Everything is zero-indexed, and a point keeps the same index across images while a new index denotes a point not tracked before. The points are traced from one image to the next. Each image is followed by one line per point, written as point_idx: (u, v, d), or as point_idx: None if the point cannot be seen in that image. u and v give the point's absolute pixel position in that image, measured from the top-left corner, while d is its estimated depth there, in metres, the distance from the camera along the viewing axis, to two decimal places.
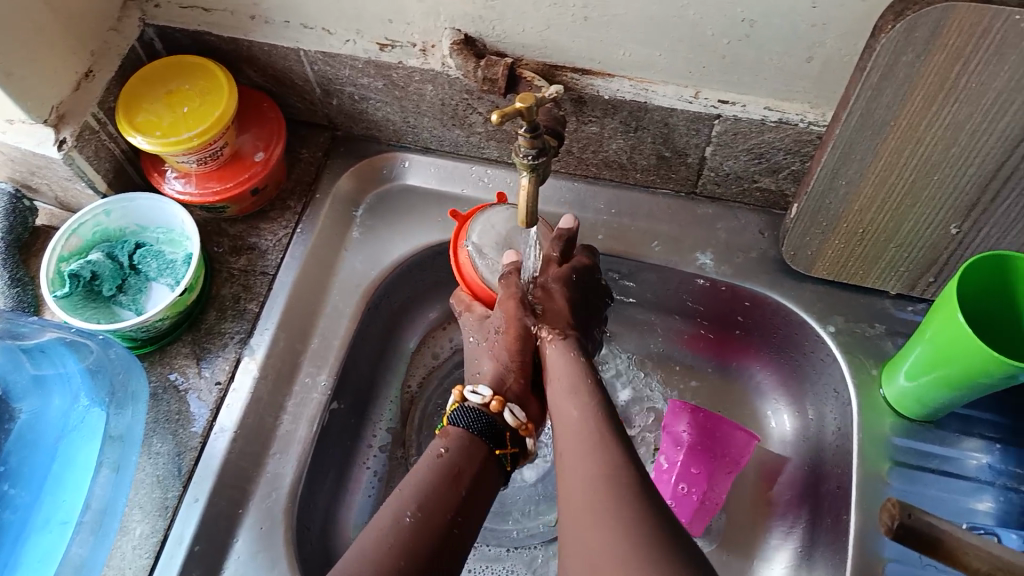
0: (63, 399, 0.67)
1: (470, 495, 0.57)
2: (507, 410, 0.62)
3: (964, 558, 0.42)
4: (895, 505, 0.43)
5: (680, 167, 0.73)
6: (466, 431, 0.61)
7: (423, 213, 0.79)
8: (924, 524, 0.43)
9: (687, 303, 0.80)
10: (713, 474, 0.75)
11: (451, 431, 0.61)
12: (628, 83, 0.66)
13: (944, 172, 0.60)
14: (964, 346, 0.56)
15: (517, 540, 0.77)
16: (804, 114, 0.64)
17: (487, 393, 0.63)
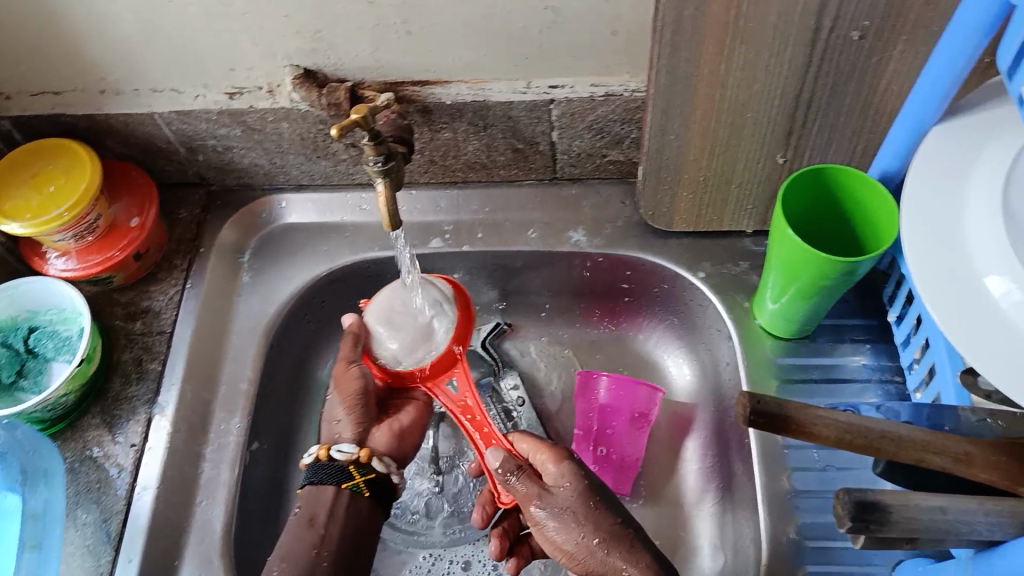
0: None
1: (328, 532, 0.65)
2: (333, 450, 0.69)
3: (815, 428, 0.47)
4: (744, 396, 0.47)
5: (536, 156, 0.78)
6: (312, 484, 0.68)
7: (307, 246, 0.83)
8: (775, 407, 0.47)
9: (574, 282, 0.85)
10: (626, 431, 0.82)
11: (302, 490, 0.68)
12: (464, 86, 0.71)
13: (755, 109, 0.66)
14: (799, 254, 0.62)
15: (472, 535, 0.80)
16: (625, 84, 0.70)
17: (313, 449, 0.70)
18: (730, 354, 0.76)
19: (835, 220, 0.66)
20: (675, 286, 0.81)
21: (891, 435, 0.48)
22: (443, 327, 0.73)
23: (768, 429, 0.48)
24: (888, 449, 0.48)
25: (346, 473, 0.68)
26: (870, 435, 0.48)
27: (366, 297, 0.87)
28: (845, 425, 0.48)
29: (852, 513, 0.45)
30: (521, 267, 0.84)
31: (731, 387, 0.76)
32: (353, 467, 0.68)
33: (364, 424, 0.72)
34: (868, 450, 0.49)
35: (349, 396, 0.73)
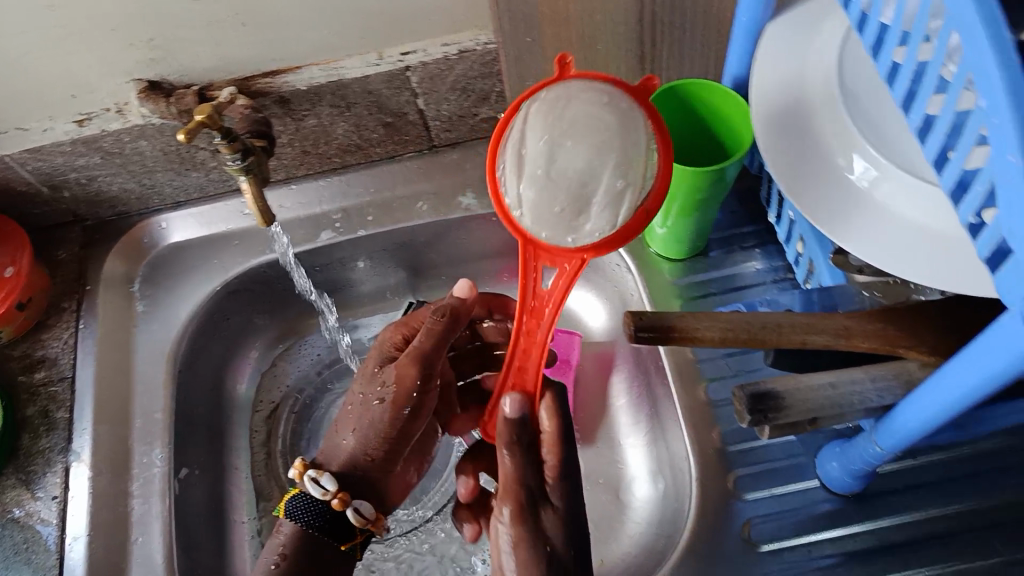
0: None
1: None
2: (349, 506, 0.60)
3: (698, 333, 0.50)
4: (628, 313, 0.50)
5: (408, 127, 0.78)
6: (300, 525, 0.60)
7: (199, 262, 0.81)
8: (655, 318, 0.50)
9: (476, 245, 0.86)
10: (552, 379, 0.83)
11: (286, 527, 0.61)
12: (317, 69, 0.70)
13: (604, 39, 0.67)
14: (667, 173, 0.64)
15: (441, 500, 0.81)
16: (476, 38, 0.70)
17: (329, 486, 0.60)
18: (634, 285, 0.78)
19: (700, 135, 0.68)
20: None
21: (771, 324, 0.51)
22: (602, 218, 0.54)
23: (653, 341, 0.50)
24: (771, 337, 0.50)
25: (352, 532, 0.62)
26: (751, 327, 0.50)
27: (271, 302, 0.86)
28: (724, 324, 0.50)
29: (749, 405, 0.49)
30: (420, 242, 0.83)
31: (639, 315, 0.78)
32: (357, 528, 0.62)
33: (404, 439, 0.63)
34: (754, 343, 0.50)
35: (401, 405, 0.61)
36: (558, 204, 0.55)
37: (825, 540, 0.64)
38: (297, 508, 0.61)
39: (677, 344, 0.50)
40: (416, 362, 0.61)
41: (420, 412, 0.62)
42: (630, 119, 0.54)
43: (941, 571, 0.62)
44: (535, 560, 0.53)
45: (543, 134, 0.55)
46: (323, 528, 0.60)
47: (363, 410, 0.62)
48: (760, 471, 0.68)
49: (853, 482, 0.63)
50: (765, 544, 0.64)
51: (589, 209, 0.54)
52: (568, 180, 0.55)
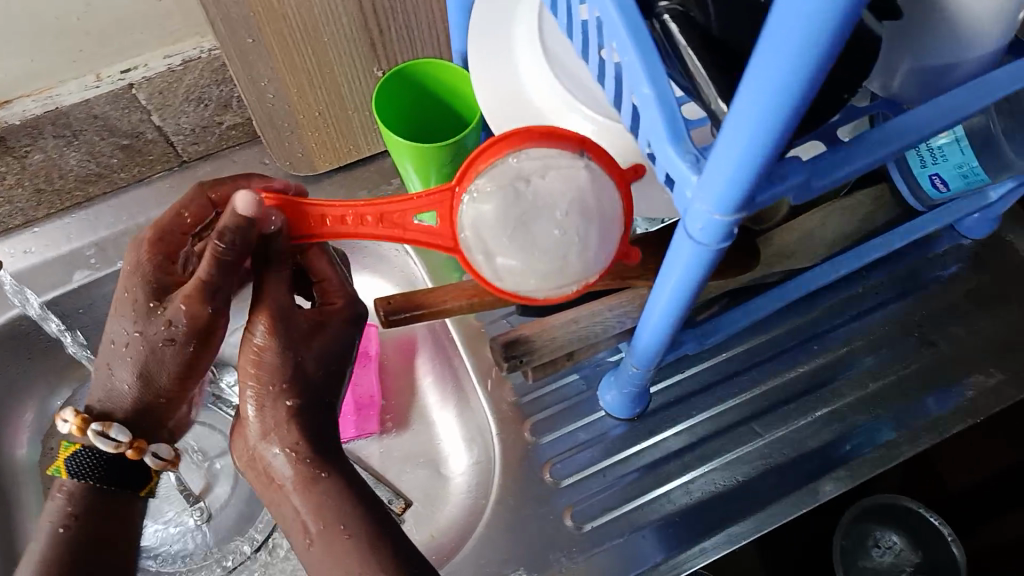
0: None
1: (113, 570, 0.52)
2: (146, 453, 0.53)
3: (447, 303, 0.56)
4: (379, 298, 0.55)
5: (150, 147, 0.75)
6: (82, 480, 0.53)
7: None
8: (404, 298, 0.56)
9: None
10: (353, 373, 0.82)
11: (68, 488, 0.53)
12: (30, 99, 0.70)
13: (329, 31, 0.67)
14: (412, 156, 0.66)
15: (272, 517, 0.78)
16: (197, 45, 0.73)
17: (122, 436, 0.52)
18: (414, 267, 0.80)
19: (435, 114, 0.71)
20: None
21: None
22: (505, 259, 0.51)
23: (409, 319, 0.56)
24: (513, 294, 0.57)
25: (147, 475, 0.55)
26: (493, 290, 0.57)
27: (35, 358, 0.79)
28: (470, 291, 0.56)
29: (501, 355, 0.56)
30: None
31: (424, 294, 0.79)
32: (155, 471, 0.55)
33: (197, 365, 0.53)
34: (499, 302, 0.57)
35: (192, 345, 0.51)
36: (496, 235, 0.50)
37: (617, 463, 0.71)
38: (79, 462, 0.52)
39: (431, 317, 0.57)
40: (175, 253, 0.54)
41: (215, 332, 0.51)
42: (581, 185, 0.49)
43: (715, 465, 0.70)
44: (276, 382, 0.50)
45: (492, 181, 0.49)
46: (109, 476, 0.53)
47: (124, 347, 0.52)
48: (553, 415, 0.73)
49: (630, 405, 0.70)
50: (565, 480, 0.70)
51: (495, 258, 0.51)
52: (500, 214, 0.50)
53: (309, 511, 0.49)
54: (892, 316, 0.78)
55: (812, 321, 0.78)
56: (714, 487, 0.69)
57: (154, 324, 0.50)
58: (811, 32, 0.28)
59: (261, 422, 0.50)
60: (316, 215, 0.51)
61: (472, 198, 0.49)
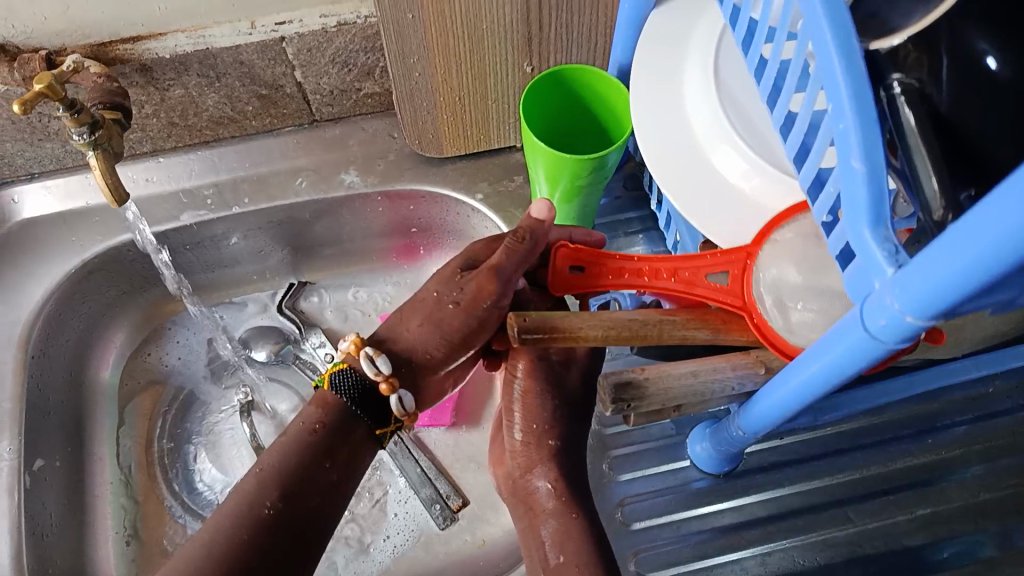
0: None
1: (340, 478, 0.55)
2: (395, 394, 0.56)
3: (581, 332, 0.52)
4: (512, 317, 0.51)
5: (285, 100, 0.74)
6: (342, 398, 0.56)
7: (53, 242, 0.74)
8: (539, 319, 0.51)
9: (360, 223, 0.84)
10: None
11: (328, 400, 0.56)
12: (182, 36, 0.65)
13: (489, 18, 0.65)
14: (549, 161, 0.63)
15: None
16: (357, 10, 0.67)
17: (382, 368, 0.56)
18: None
19: (577, 119, 0.68)
20: (458, 210, 0.81)
21: (652, 321, 0.53)
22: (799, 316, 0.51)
23: (540, 341, 0.51)
24: (651, 333, 0.53)
25: (387, 416, 0.58)
26: (631, 325, 0.52)
27: (137, 282, 0.81)
28: (605, 322, 0.52)
29: (613, 394, 0.52)
30: (301, 220, 0.81)
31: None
32: (393, 415, 0.58)
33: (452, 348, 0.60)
34: (634, 339, 0.53)
35: (456, 324, 0.59)
36: (799, 285, 0.52)
37: (694, 517, 0.67)
38: (343, 381, 0.57)
39: (564, 343, 0.51)
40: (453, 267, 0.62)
41: (485, 324, 0.59)
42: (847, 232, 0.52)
43: (797, 542, 0.66)
44: (538, 422, 0.60)
45: (796, 230, 0.53)
46: (362, 404, 0.56)
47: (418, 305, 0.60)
48: (636, 451, 0.70)
49: (721, 462, 0.67)
50: (636, 523, 0.67)
51: (790, 312, 0.52)
52: (798, 258, 0.52)
53: (553, 539, 0.56)
54: (1017, 424, 0.72)
55: (927, 412, 0.73)
56: (790, 564, 0.65)
57: (452, 287, 0.59)
58: (1019, 228, 0.28)
59: (523, 460, 0.60)
60: (601, 262, 0.57)
61: (777, 245, 0.53)
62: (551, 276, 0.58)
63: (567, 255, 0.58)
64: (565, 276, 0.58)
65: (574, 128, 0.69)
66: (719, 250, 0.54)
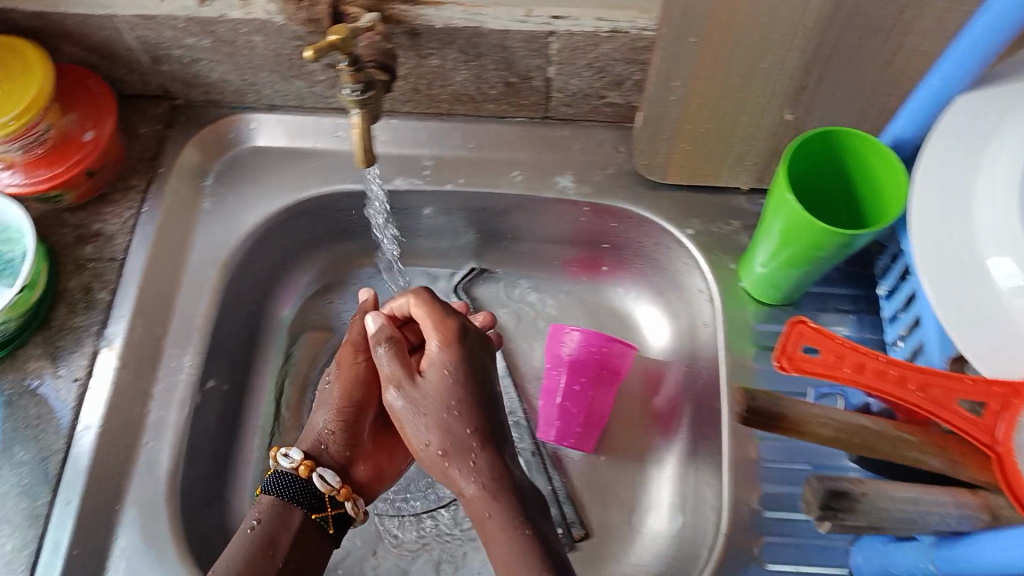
0: None
1: None
2: (315, 473, 0.62)
3: (808, 424, 0.48)
4: (740, 392, 0.48)
5: (528, 91, 0.73)
6: (276, 497, 0.60)
7: (275, 174, 0.77)
8: (772, 404, 0.48)
9: (554, 226, 0.80)
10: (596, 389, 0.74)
11: (263, 500, 0.60)
12: (458, 9, 0.65)
13: (768, 59, 0.61)
14: (798, 219, 0.59)
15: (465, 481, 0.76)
16: (634, 21, 0.65)
17: (335, 480, 0.63)
18: (710, 316, 0.72)
19: (831, 184, 0.64)
20: (661, 241, 0.75)
21: (883, 433, 0.50)
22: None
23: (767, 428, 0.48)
24: (880, 448, 0.50)
25: (323, 501, 0.62)
26: (865, 434, 0.49)
27: (333, 229, 0.82)
28: (838, 422, 0.49)
29: (822, 498, 0.47)
30: (502, 209, 0.79)
31: (705, 372, 0.72)
32: (328, 499, 0.62)
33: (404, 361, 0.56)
34: (862, 450, 0.49)
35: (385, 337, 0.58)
36: None
37: None
38: (274, 484, 0.61)
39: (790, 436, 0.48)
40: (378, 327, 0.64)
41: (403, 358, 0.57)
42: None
43: None
44: None
45: None
46: (296, 496, 0.61)
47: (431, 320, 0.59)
48: (797, 545, 0.61)
49: None
50: None
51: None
52: None
53: None
54: None
55: None
56: None
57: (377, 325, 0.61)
58: None
59: None
60: (838, 353, 0.52)
61: None
62: (780, 353, 0.52)
63: (804, 339, 0.52)
64: (801, 358, 0.52)
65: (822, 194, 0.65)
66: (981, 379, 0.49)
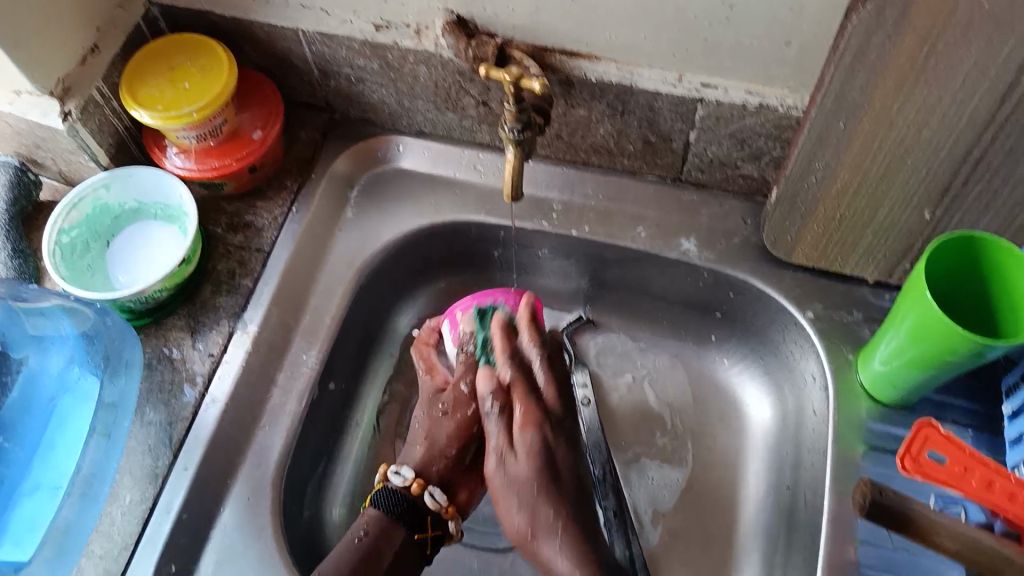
0: (61, 361, 0.69)
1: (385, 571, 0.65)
2: (426, 491, 0.69)
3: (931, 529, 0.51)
4: (867, 485, 0.55)
5: (666, 153, 0.75)
6: (385, 512, 0.67)
7: (417, 194, 0.81)
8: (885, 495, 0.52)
9: (670, 288, 0.81)
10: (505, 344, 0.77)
11: (371, 511, 0.68)
12: (614, 65, 0.68)
13: (918, 155, 0.61)
14: (939, 318, 0.56)
15: None
16: (783, 98, 0.66)
17: (409, 476, 0.70)
18: (820, 405, 0.71)
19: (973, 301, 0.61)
20: (780, 319, 0.76)
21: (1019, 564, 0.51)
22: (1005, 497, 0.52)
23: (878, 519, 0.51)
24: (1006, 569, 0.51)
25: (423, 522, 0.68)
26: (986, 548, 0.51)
27: (457, 256, 0.85)
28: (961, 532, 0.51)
29: None
30: (621, 262, 0.80)
31: (811, 463, 0.70)
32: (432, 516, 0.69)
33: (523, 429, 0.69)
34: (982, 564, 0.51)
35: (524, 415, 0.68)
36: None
37: None
38: (383, 498, 0.68)
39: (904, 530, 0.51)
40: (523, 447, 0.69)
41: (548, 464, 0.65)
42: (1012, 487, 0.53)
43: None
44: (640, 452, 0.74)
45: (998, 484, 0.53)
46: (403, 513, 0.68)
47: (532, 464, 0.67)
48: None
49: None
50: None
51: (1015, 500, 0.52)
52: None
53: None
54: None
55: None
56: None
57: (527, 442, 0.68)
58: None
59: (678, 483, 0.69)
60: (966, 465, 0.54)
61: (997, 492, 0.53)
62: (904, 452, 0.55)
63: (930, 442, 0.55)
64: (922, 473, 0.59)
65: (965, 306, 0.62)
66: (978, 466, 0.54)
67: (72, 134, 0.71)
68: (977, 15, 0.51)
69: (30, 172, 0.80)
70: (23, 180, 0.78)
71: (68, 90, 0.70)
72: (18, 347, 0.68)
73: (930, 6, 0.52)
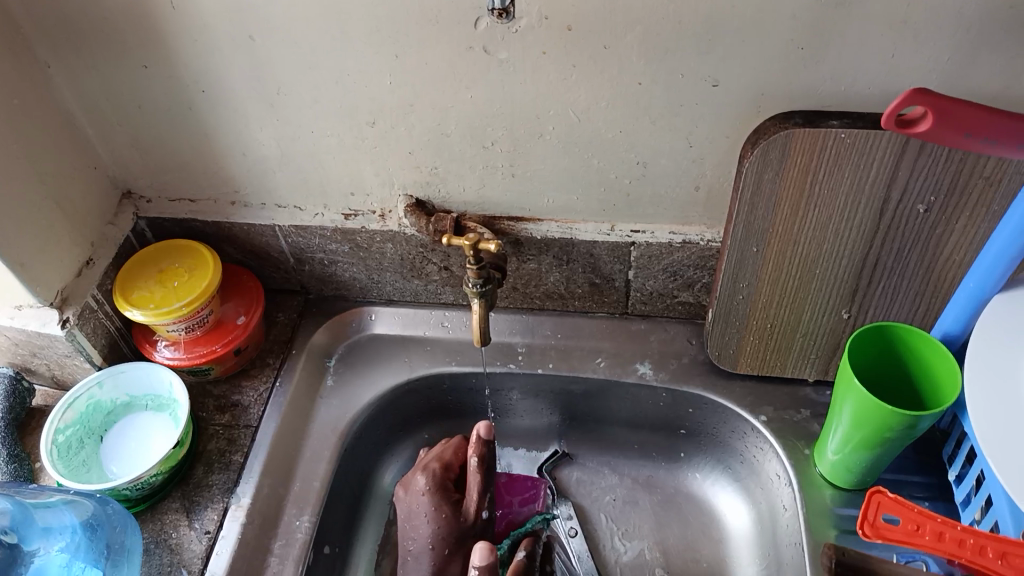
0: (64, 552, 0.69)
1: None
2: None
3: None
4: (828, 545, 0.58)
5: (610, 291, 0.85)
6: None
7: (392, 357, 0.88)
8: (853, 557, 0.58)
9: (635, 411, 0.88)
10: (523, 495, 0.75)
11: None
12: (555, 225, 0.79)
13: (824, 265, 0.72)
14: (863, 401, 0.65)
15: None
16: (702, 234, 0.77)
17: None
18: (789, 500, 0.77)
19: (894, 375, 0.71)
20: (738, 426, 0.83)
21: None
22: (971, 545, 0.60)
23: None
24: None
25: None
26: None
27: (436, 408, 0.91)
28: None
29: None
30: (588, 394, 0.88)
31: (791, 556, 0.75)
32: None
33: None
34: None
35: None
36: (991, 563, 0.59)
37: None
38: None
39: None
40: None
41: None
42: (968, 536, 0.60)
43: None
44: None
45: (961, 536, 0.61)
46: None
47: None
48: None
49: None
50: None
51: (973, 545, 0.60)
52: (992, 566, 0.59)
53: None
54: None
55: None
56: None
57: None
58: None
59: None
60: (917, 522, 0.63)
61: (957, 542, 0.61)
62: (863, 520, 0.64)
63: (882, 507, 0.64)
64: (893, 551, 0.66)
65: (889, 380, 0.72)
66: (937, 520, 0.62)
67: (70, 339, 0.77)
68: (842, 147, 0.63)
69: (24, 379, 0.84)
70: (19, 387, 0.83)
71: (66, 299, 0.78)
72: (27, 538, 0.69)
73: (804, 147, 0.64)
